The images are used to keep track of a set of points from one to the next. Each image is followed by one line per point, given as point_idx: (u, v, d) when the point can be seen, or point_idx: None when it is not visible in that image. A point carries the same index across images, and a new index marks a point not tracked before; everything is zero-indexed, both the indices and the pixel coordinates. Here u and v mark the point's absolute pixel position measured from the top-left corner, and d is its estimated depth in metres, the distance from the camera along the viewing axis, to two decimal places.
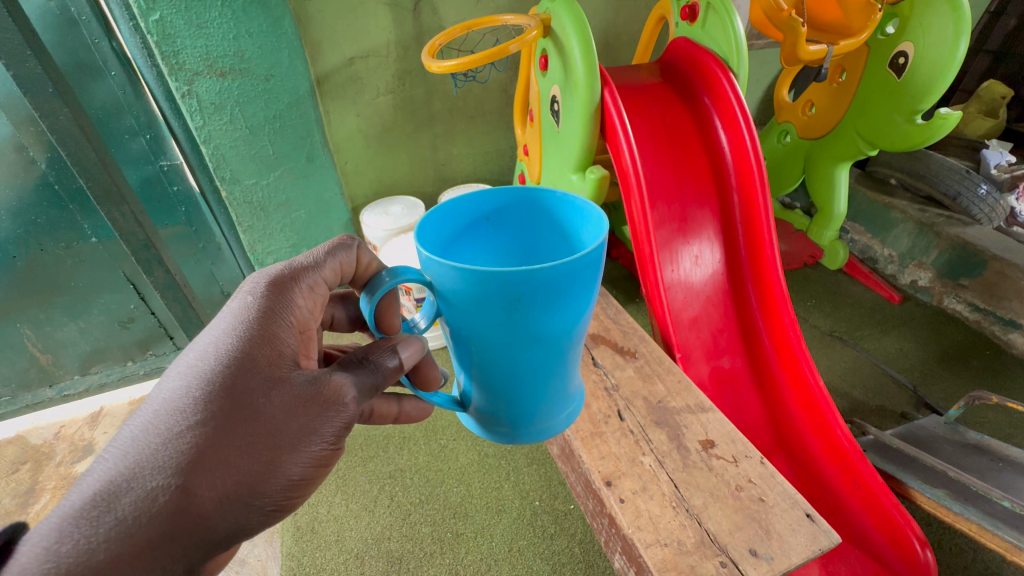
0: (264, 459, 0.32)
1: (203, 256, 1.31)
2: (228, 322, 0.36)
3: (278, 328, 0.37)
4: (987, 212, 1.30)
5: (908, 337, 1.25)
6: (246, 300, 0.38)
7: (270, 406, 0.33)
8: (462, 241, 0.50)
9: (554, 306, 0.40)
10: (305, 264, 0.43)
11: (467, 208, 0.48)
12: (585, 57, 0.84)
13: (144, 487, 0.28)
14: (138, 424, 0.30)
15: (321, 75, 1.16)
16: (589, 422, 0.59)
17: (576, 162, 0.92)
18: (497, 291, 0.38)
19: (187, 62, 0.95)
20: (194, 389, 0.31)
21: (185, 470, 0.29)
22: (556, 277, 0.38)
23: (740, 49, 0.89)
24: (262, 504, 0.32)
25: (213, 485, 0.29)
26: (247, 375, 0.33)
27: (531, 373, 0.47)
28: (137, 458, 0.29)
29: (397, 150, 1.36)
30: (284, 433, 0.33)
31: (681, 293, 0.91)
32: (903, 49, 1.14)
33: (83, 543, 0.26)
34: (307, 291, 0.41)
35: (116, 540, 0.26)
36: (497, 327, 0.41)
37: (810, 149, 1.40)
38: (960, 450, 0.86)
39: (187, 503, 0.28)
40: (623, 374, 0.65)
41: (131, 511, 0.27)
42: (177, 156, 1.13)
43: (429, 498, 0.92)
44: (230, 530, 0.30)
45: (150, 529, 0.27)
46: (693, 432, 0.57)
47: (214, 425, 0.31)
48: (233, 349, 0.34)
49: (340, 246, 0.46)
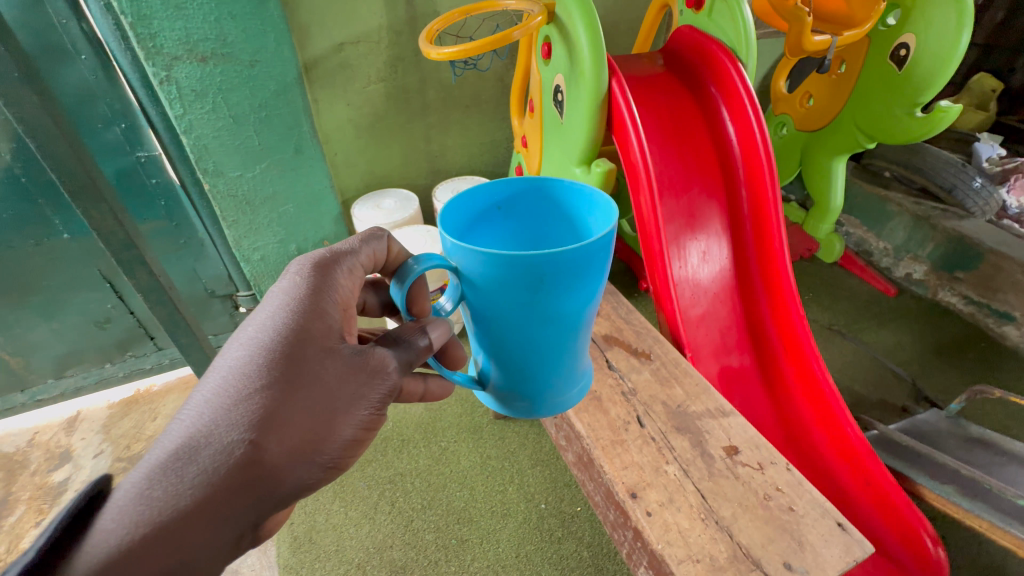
0: (324, 420, 0.35)
1: (185, 253, 1.23)
2: (281, 300, 0.39)
3: (326, 304, 0.39)
4: (981, 205, 1.30)
5: (903, 330, 1.26)
6: (293, 279, 0.40)
7: (325, 373, 0.36)
8: (475, 230, 0.50)
9: (573, 286, 0.41)
10: (343, 250, 0.46)
11: (478, 198, 0.48)
12: (592, 45, 0.80)
13: (221, 442, 0.31)
14: (209, 391, 0.33)
15: (310, 61, 1.10)
16: (608, 430, 0.56)
17: (580, 155, 0.90)
18: (521, 273, 0.39)
19: (165, 46, 0.89)
20: (257, 356, 0.35)
21: (255, 428, 0.32)
22: (576, 258, 0.39)
23: (750, 38, 0.86)
24: (322, 461, 0.35)
25: (281, 442, 0.33)
26: (303, 346, 0.36)
27: (547, 349, 0.47)
28: (213, 416, 0.32)
29: (389, 141, 1.30)
30: (338, 398, 0.37)
31: (691, 288, 0.88)
32: (905, 40, 1.13)
33: (171, 489, 0.29)
34: (347, 272, 0.44)
35: (200, 486, 0.30)
36: (519, 309, 0.42)
37: (808, 141, 1.39)
38: (963, 444, 0.87)
39: (259, 457, 0.32)
40: (640, 377, 0.62)
41: (211, 463, 0.31)
42: (156, 147, 1.06)
43: (431, 503, 0.89)
44: (295, 485, 0.34)
45: (229, 478, 0.31)
46: (716, 438, 0.55)
47: (278, 389, 0.34)
48: (289, 321, 0.37)
49: (372, 236, 0.49)
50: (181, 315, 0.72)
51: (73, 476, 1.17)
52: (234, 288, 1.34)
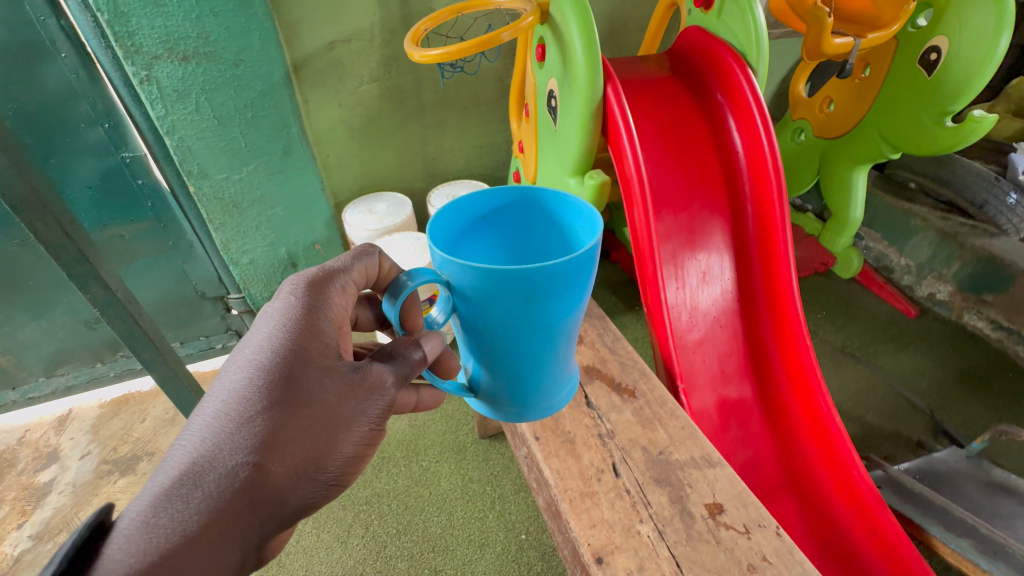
0: (324, 437, 0.34)
1: (174, 255, 1.21)
2: (276, 321, 0.37)
3: (322, 322, 0.38)
4: (1015, 222, 1.18)
5: (924, 355, 1.18)
6: (287, 300, 0.39)
7: (324, 392, 0.35)
8: (462, 244, 0.46)
9: (565, 297, 0.38)
10: (335, 268, 0.44)
11: (465, 209, 0.44)
12: (586, 48, 0.74)
13: (225, 466, 0.31)
14: (209, 414, 0.33)
15: (299, 60, 1.06)
16: (579, 480, 0.51)
17: (574, 165, 0.84)
18: (512, 286, 0.36)
19: (144, 45, 0.87)
20: (256, 378, 0.34)
21: (258, 449, 0.32)
22: (567, 269, 0.36)
23: (760, 41, 0.79)
24: (324, 478, 0.35)
25: (284, 461, 0.33)
26: (300, 367, 0.35)
27: (539, 356, 0.44)
28: (215, 441, 0.31)
29: (383, 142, 1.26)
30: (339, 415, 0.35)
31: (687, 311, 0.82)
32: (936, 43, 1.04)
33: (178, 515, 0.29)
34: (340, 291, 0.42)
35: (208, 510, 0.29)
36: (511, 320, 0.39)
37: (826, 149, 1.30)
38: (984, 491, 0.79)
39: (263, 479, 0.32)
40: (620, 418, 0.57)
41: (216, 487, 0.30)
42: (141, 147, 1.03)
43: (407, 528, 0.85)
44: (299, 504, 0.34)
45: (234, 501, 0.30)
46: (698, 493, 0.49)
47: (277, 411, 0.33)
48: (285, 342, 0.36)
49: (363, 253, 0.47)
50: (142, 330, 0.68)
51: (58, 477, 1.16)
52: (224, 290, 1.31)
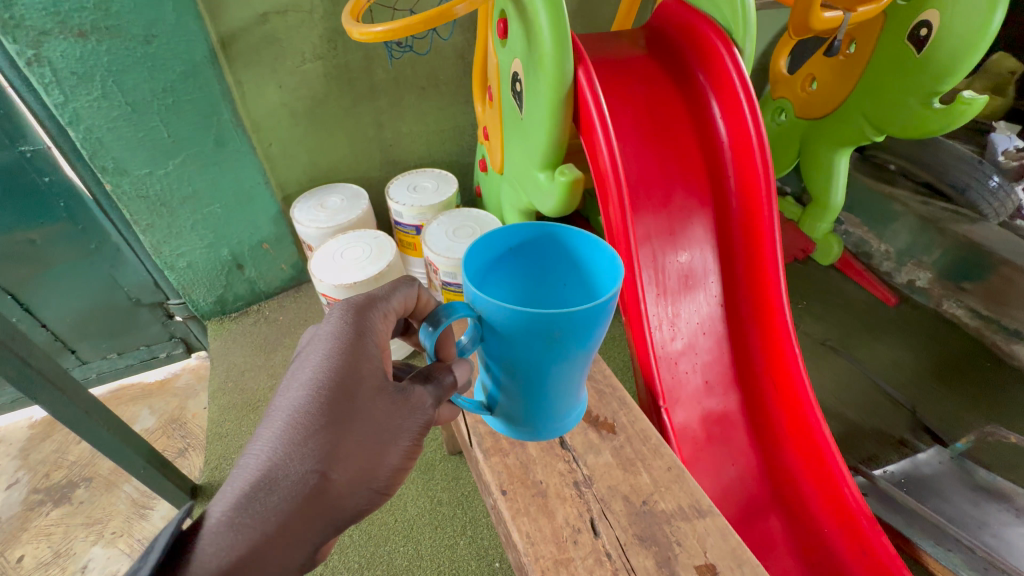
0: (377, 449, 0.34)
1: (99, 259, 1.07)
2: (327, 338, 0.36)
3: (369, 341, 0.36)
4: (996, 207, 1.16)
5: (902, 345, 1.16)
6: (334, 320, 0.37)
7: (374, 408, 0.34)
8: (487, 281, 0.41)
9: (592, 334, 0.36)
10: (376, 293, 0.40)
11: (492, 245, 0.40)
12: (552, 24, 0.64)
13: (297, 473, 0.31)
14: (276, 423, 0.33)
15: (226, 36, 0.92)
16: (552, 544, 0.44)
17: (543, 158, 0.74)
18: (537, 327, 0.34)
19: (27, 18, 0.72)
20: (314, 391, 0.33)
21: (323, 458, 0.32)
22: (594, 311, 0.33)
23: (748, 15, 0.70)
24: (376, 486, 0.34)
25: (346, 470, 0.33)
26: (354, 383, 0.34)
27: (559, 383, 0.42)
28: (284, 450, 0.32)
29: (333, 128, 1.12)
30: (387, 430, 0.35)
31: (668, 321, 0.75)
32: (926, 17, 0.97)
33: (258, 515, 0.30)
34: (382, 317, 0.39)
35: (284, 513, 0.30)
36: (534, 356, 0.37)
37: (807, 131, 1.23)
38: (971, 496, 0.77)
39: (326, 487, 0.32)
40: (598, 461, 0.50)
41: (289, 492, 0.31)
42: (42, 139, 0.89)
43: (370, 562, 0.78)
44: (355, 512, 0.34)
45: (302, 506, 0.31)
46: (688, 554, 0.43)
47: (336, 424, 0.33)
48: (337, 359, 0.35)
49: (404, 281, 0.42)
50: (34, 369, 0.58)
51: None
52: (162, 296, 1.18)
